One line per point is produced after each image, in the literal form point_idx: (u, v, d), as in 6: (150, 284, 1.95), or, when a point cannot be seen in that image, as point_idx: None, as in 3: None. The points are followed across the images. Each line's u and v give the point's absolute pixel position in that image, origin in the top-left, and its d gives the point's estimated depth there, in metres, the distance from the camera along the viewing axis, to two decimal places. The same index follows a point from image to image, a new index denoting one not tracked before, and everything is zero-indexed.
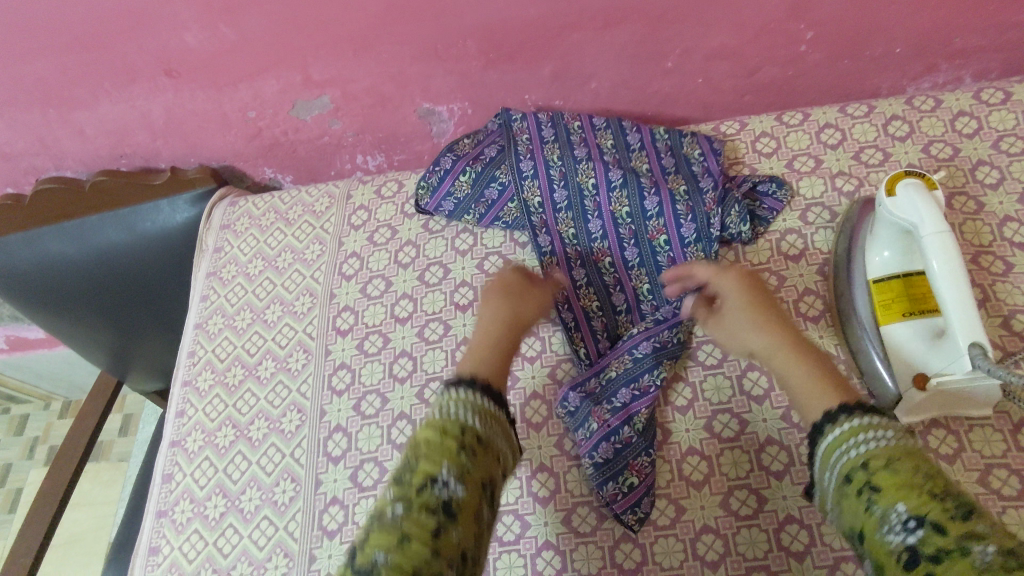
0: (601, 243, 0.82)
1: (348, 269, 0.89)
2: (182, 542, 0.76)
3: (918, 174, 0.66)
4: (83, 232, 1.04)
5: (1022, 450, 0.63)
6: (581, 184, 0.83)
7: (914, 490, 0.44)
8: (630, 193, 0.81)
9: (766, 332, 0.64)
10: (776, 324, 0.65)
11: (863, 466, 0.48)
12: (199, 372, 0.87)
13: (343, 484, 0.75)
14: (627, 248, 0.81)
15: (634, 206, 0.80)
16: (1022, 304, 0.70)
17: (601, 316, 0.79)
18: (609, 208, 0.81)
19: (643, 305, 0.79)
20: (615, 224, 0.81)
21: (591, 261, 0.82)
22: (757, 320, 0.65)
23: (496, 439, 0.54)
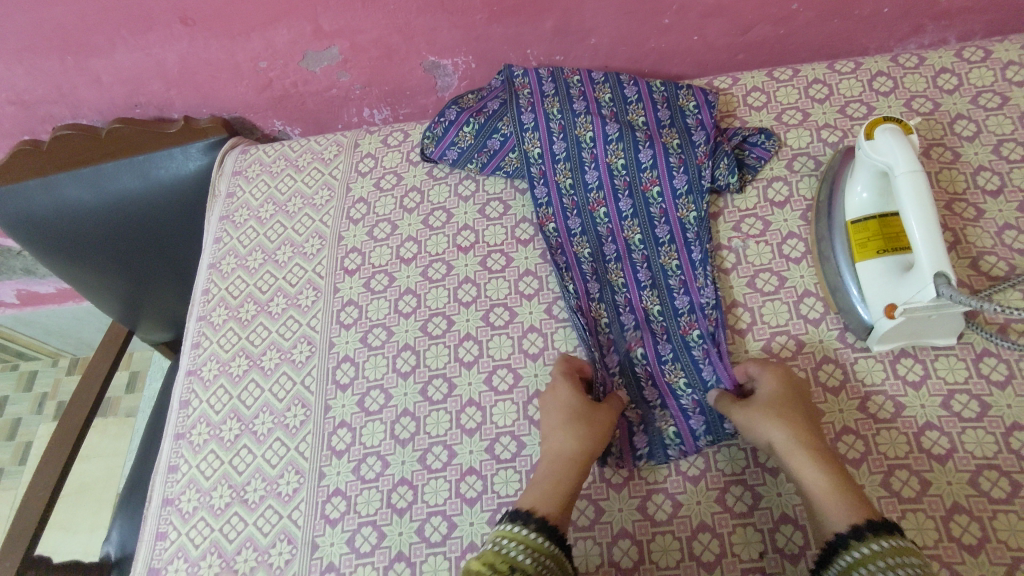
0: (597, 193, 0.85)
1: (356, 214, 0.94)
2: (199, 460, 0.81)
3: (895, 119, 0.70)
4: (99, 179, 1.07)
5: (982, 377, 0.68)
6: (579, 137, 0.86)
7: None
8: (626, 147, 0.84)
9: (796, 430, 0.64)
10: (803, 420, 0.66)
11: None
12: (213, 308, 0.92)
13: (351, 409, 0.80)
14: (621, 198, 0.84)
15: (629, 158, 0.84)
16: (990, 247, 0.74)
17: (592, 262, 0.82)
18: (605, 160, 0.85)
19: (635, 255, 0.82)
20: (610, 175, 0.84)
21: (586, 210, 0.85)
22: (782, 413, 0.66)
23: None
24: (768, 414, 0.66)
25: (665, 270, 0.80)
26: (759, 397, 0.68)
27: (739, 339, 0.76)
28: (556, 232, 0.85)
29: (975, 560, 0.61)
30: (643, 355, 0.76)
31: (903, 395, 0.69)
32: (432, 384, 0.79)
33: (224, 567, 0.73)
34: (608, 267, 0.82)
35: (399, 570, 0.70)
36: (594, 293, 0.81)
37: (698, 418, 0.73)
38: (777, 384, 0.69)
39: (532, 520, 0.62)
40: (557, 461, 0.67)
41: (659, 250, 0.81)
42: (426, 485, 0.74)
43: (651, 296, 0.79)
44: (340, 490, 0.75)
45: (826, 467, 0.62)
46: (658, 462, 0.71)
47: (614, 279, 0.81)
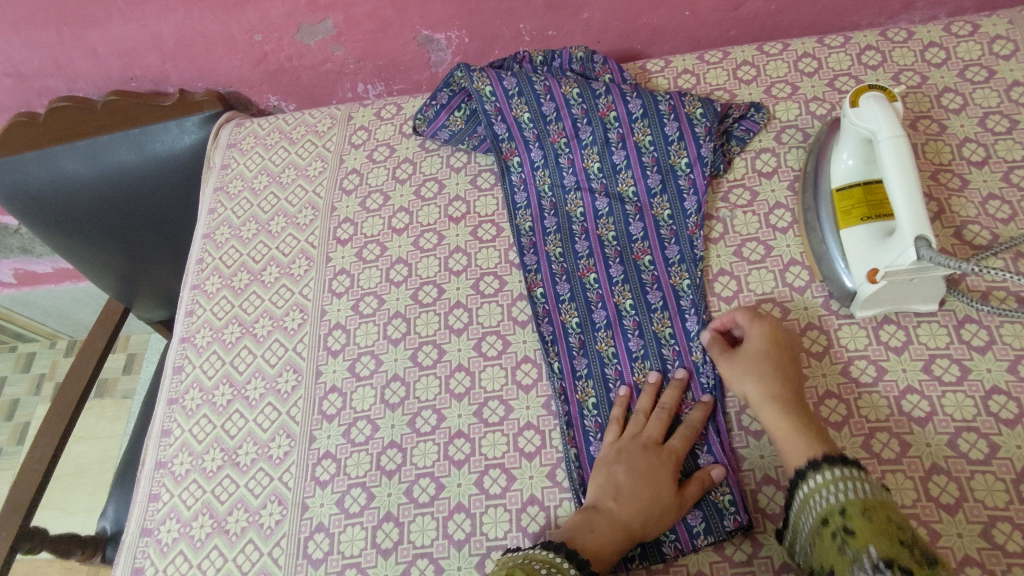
0: (574, 194, 0.85)
1: (349, 185, 0.95)
2: (192, 425, 0.82)
3: (881, 88, 0.71)
4: (96, 152, 1.08)
5: (963, 342, 0.69)
6: (570, 213, 0.85)
7: (886, 536, 0.50)
8: (616, 219, 0.83)
9: (769, 383, 0.67)
10: (781, 373, 0.68)
11: (840, 512, 0.54)
12: (207, 277, 0.93)
13: (341, 374, 0.81)
14: (613, 265, 0.80)
15: (620, 230, 0.82)
16: (974, 216, 0.75)
17: (581, 331, 0.77)
18: (596, 232, 0.83)
19: (626, 322, 0.77)
20: (601, 245, 0.82)
21: (576, 277, 0.81)
22: (759, 369, 0.68)
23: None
24: (745, 370, 0.69)
25: (638, 266, 0.80)
26: (745, 350, 0.71)
27: (725, 306, 0.77)
28: (544, 299, 0.80)
29: (952, 518, 0.62)
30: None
31: (885, 360, 0.70)
32: (422, 350, 0.80)
33: (216, 528, 0.74)
34: (597, 336, 0.77)
35: (387, 530, 0.71)
36: (581, 370, 0.76)
37: (694, 511, 0.67)
38: (764, 339, 0.70)
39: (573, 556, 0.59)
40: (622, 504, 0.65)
41: (651, 317, 0.77)
42: (415, 447, 0.75)
43: (642, 370, 0.75)
44: (330, 453, 0.76)
45: (788, 411, 0.65)
46: (652, 561, 0.66)
47: (604, 347, 0.76)
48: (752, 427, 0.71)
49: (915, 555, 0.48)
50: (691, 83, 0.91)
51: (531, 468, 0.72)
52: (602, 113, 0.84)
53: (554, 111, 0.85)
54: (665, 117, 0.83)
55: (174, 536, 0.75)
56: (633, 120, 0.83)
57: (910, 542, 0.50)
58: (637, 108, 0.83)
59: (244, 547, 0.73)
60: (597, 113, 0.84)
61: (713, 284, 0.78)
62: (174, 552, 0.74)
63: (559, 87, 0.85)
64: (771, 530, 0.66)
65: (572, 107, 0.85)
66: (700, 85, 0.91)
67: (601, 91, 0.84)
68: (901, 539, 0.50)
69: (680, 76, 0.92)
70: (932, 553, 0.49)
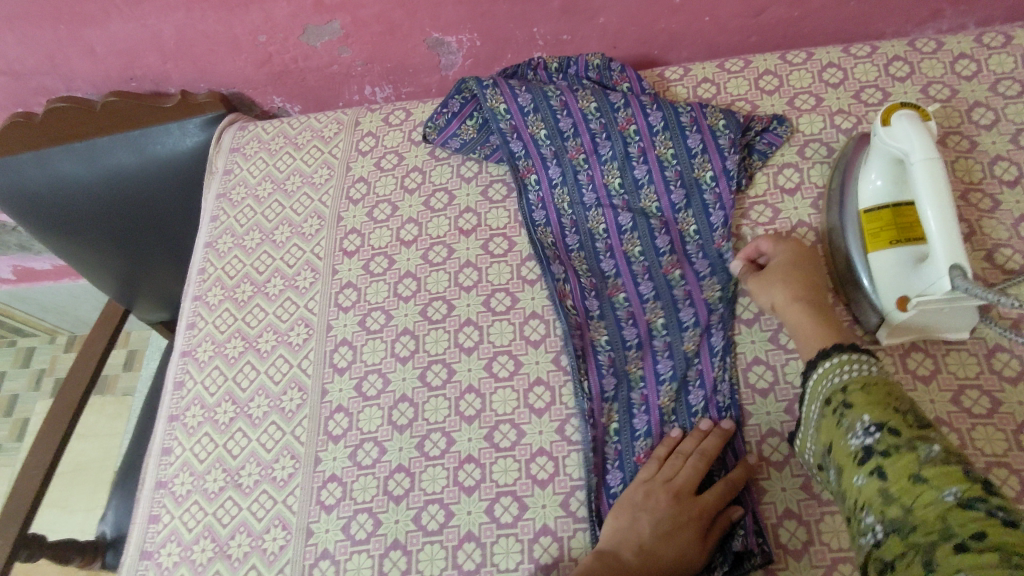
0: (595, 210, 0.82)
1: (356, 193, 0.92)
2: (193, 443, 0.79)
3: (913, 106, 0.68)
4: (95, 154, 1.05)
5: (994, 372, 0.67)
6: (592, 231, 0.82)
7: (881, 405, 0.54)
8: (641, 235, 0.80)
9: (797, 291, 0.70)
10: (807, 282, 0.70)
11: (843, 390, 0.57)
12: (209, 288, 0.90)
13: (348, 393, 0.78)
14: (641, 283, 0.78)
15: (646, 245, 0.79)
16: (1006, 239, 0.73)
17: (609, 351, 0.75)
18: (621, 249, 0.80)
19: (655, 342, 0.75)
20: (628, 262, 0.80)
21: (604, 295, 0.79)
22: (784, 275, 0.71)
23: None
24: (768, 278, 0.72)
25: (668, 282, 0.77)
26: (768, 266, 0.74)
27: (746, 328, 0.74)
28: (574, 312, 0.77)
29: None
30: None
31: (913, 390, 0.68)
32: (431, 369, 0.78)
33: (218, 552, 0.72)
34: (627, 356, 0.75)
35: (395, 558, 0.69)
36: (609, 393, 0.73)
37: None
38: (789, 256, 0.73)
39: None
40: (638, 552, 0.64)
41: (681, 336, 0.74)
42: (423, 472, 0.72)
43: (669, 393, 0.72)
44: (336, 476, 0.74)
45: (812, 313, 0.68)
46: None
47: (631, 369, 0.74)
48: (773, 457, 0.68)
49: (907, 417, 0.52)
50: (711, 93, 0.88)
51: (544, 497, 0.69)
52: (621, 128, 0.81)
53: (571, 127, 0.83)
54: (688, 129, 0.80)
55: (174, 559, 0.73)
56: (654, 133, 0.81)
57: (904, 407, 0.53)
58: (658, 120, 0.81)
59: (247, 573, 0.71)
60: (616, 127, 0.82)
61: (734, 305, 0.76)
62: None
63: (576, 101, 0.83)
64: (793, 567, 0.63)
65: (590, 122, 0.82)
66: (720, 95, 0.88)
67: (619, 104, 0.82)
68: (894, 406, 0.53)
69: (700, 85, 0.89)
70: (925, 416, 0.52)
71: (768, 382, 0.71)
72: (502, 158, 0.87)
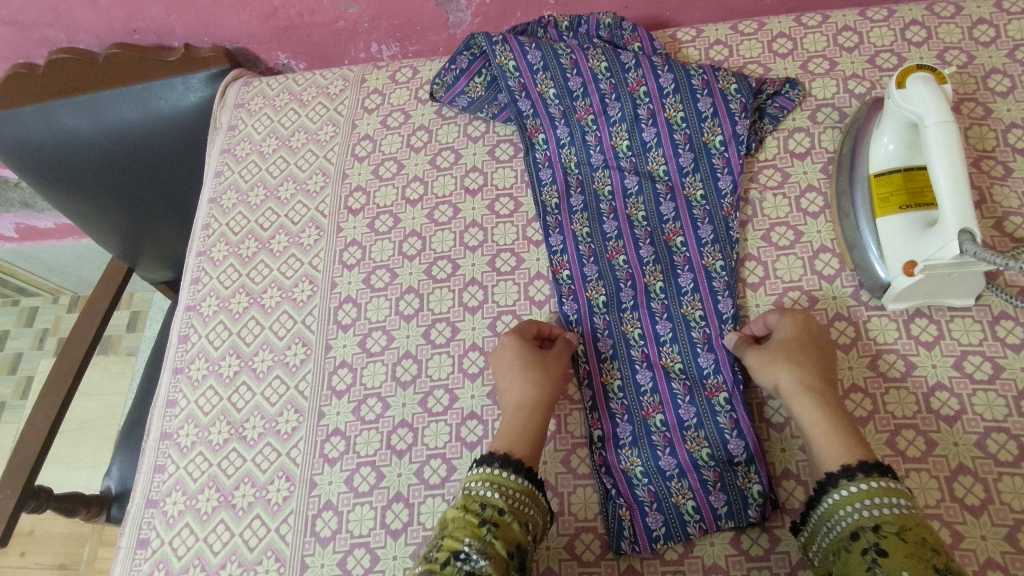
0: (601, 172, 0.82)
1: (361, 151, 0.91)
2: (198, 396, 0.80)
3: (930, 68, 0.66)
4: (97, 107, 1.03)
5: (998, 339, 0.67)
6: (597, 191, 0.81)
7: (920, 560, 0.51)
8: (646, 199, 0.79)
9: (806, 379, 0.63)
10: (816, 366, 0.64)
11: (874, 528, 0.54)
12: (214, 244, 0.90)
13: (352, 349, 0.79)
14: (642, 247, 0.77)
15: (650, 210, 0.78)
16: (1016, 207, 0.72)
17: (606, 312, 0.74)
18: (625, 212, 0.79)
19: (655, 303, 0.74)
20: (630, 225, 0.78)
21: (604, 258, 0.77)
22: (796, 357, 0.64)
23: (515, 507, 0.60)
24: (779, 358, 0.65)
25: (669, 248, 0.76)
26: (773, 340, 0.67)
27: (751, 292, 0.74)
28: (570, 280, 0.76)
29: (977, 520, 0.61)
30: (663, 422, 0.69)
31: (915, 355, 0.68)
32: (435, 328, 0.78)
33: (222, 501, 0.73)
34: (623, 317, 0.74)
35: (397, 510, 0.70)
36: (605, 350, 0.72)
37: (718, 494, 0.65)
38: (796, 328, 0.67)
39: (508, 463, 0.63)
40: (511, 410, 0.67)
41: (681, 300, 0.73)
42: (427, 428, 0.73)
43: (670, 354, 0.72)
44: (340, 430, 0.74)
45: (829, 407, 0.62)
46: (677, 540, 0.64)
47: (629, 329, 0.73)
48: (773, 419, 0.69)
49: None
50: (723, 55, 0.87)
51: (545, 453, 0.70)
52: (631, 88, 0.80)
53: (580, 86, 0.82)
54: (699, 92, 0.79)
55: (180, 508, 0.74)
56: (664, 94, 0.80)
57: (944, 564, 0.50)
58: (668, 83, 0.79)
59: (251, 522, 0.72)
60: (626, 88, 0.81)
61: (740, 269, 0.75)
62: (180, 524, 0.73)
63: (586, 60, 0.81)
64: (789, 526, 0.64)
65: (600, 82, 0.81)
66: (733, 58, 0.87)
67: (630, 64, 0.81)
68: (934, 562, 0.50)
69: (712, 47, 0.88)
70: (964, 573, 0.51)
71: None
72: (510, 117, 0.87)
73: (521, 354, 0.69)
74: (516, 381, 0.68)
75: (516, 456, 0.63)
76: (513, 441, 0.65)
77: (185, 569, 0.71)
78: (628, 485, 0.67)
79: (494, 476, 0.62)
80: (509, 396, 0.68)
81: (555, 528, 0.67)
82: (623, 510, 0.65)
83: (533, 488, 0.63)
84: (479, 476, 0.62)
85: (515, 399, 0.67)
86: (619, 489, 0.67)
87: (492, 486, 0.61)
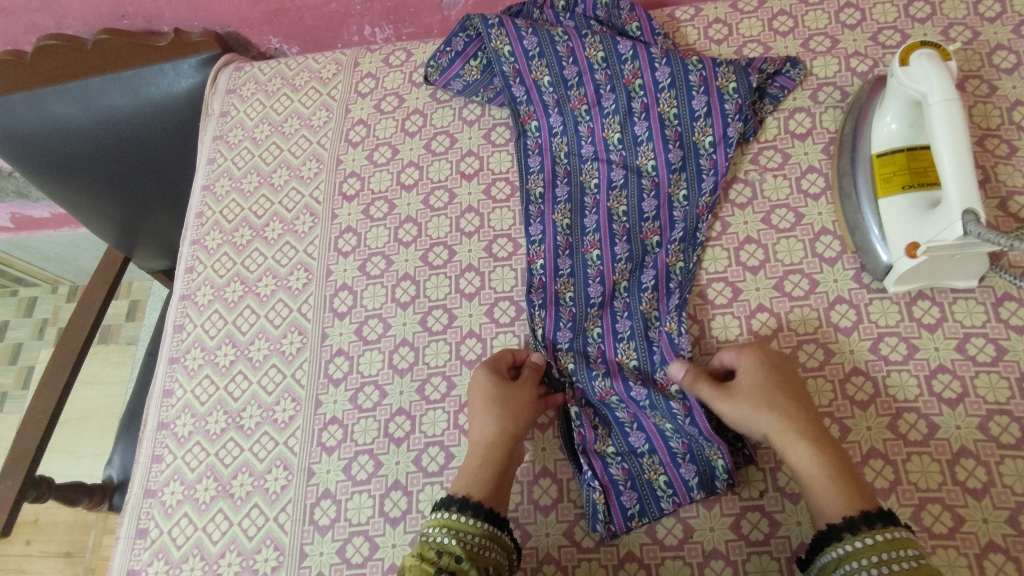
0: (591, 164, 0.80)
1: (355, 136, 0.90)
2: (194, 385, 0.79)
3: (935, 44, 0.65)
4: (86, 94, 1.02)
5: (1002, 321, 0.66)
6: (583, 183, 0.80)
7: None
8: (629, 193, 0.78)
9: (767, 409, 0.62)
10: (779, 398, 0.62)
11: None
12: (207, 232, 0.89)
13: (348, 337, 0.78)
14: (618, 243, 0.76)
15: (632, 205, 0.77)
16: (1021, 186, 0.71)
17: (572, 307, 0.74)
18: (606, 205, 0.78)
19: (617, 303, 0.74)
20: (609, 219, 0.77)
21: (578, 252, 0.76)
22: (772, 405, 0.62)
23: (478, 555, 0.58)
24: (767, 406, 0.62)
25: (644, 246, 0.75)
26: (739, 386, 0.64)
27: (751, 276, 0.73)
28: (542, 270, 0.75)
29: (978, 503, 0.60)
30: (620, 400, 0.69)
31: (917, 338, 0.67)
32: (432, 315, 0.77)
33: (220, 491, 0.73)
34: (588, 313, 0.73)
35: (395, 498, 0.69)
36: (562, 342, 0.72)
37: (689, 466, 0.65)
38: (757, 372, 0.64)
39: (468, 506, 0.61)
40: (479, 447, 0.65)
41: (641, 297, 0.73)
42: (424, 415, 0.72)
43: (626, 351, 0.71)
44: (337, 419, 0.74)
45: (804, 445, 0.60)
46: (653, 518, 0.64)
47: (590, 326, 0.73)
48: None
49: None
50: (722, 34, 0.85)
51: (545, 440, 0.70)
52: (626, 80, 0.79)
53: (575, 75, 0.80)
54: (694, 88, 0.77)
55: (178, 498, 0.74)
56: (659, 89, 0.78)
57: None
58: (665, 76, 0.78)
59: (250, 511, 0.71)
60: (621, 80, 0.79)
61: (740, 252, 0.74)
62: (179, 514, 0.73)
63: (583, 49, 0.80)
64: (790, 510, 0.63)
65: (595, 72, 0.80)
66: (732, 37, 0.85)
67: (627, 55, 0.79)
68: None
69: (711, 26, 0.86)
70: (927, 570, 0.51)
71: (771, 329, 0.70)
72: (505, 102, 0.85)
73: (502, 388, 0.67)
74: (502, 417, 0.66)
75: (477, 497, 0.62)
76: (474, 483, 0.63)
77: (184, 558, 0.71)
78: (603, 466, 0.66)
79: (451, 521, 0.60)
80: (476, 431, 0.66)
81: (554, 515, 0.67)
82: (598, 493, 0.64)
83: (494, 531, 0.61)
84: (436, 521, 0.61)
85: (493, 435, 0.65)
86: (594, 470, 0.66)
87: (448, 531, 0.60)
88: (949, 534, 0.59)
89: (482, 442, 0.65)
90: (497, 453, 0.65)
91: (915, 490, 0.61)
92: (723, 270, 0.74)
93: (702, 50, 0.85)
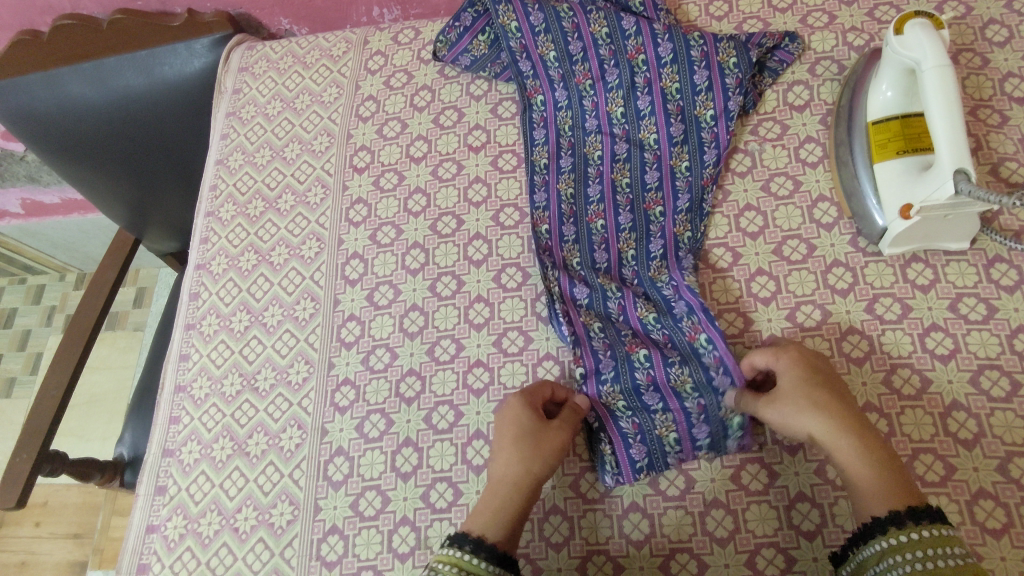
0: (595, 136, 0.82)
1: (365, 112, 0.92)
2: (210, 349, 0.82)
3: (928, 14, 0.67)
4: (102, 74, 1.04)
5: (993, 282, 0.68)
6: (587, 155, 0.82)
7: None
8: (632, 166, 0.80)
9: (815, 409, 0.60)
10: (828, 398, 0.61)
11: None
12: (221, 205, 0.91)
13: (360, 303, 0.80)
14: (621, 213, 0.78)
15: (635, 177, 0.80)
16: (1012, 153, 0.73)
17: (581, 273, 0.76)
18: (610, 176, 0.80)
19: (625, 270, 0.76)
20: (613, 190, 0.80)
21: (583, 220, 0.79)
22: (819, 401, 0.60)
23: None
24: (813, 406, 0.60)
25: (647, 217, 0.78)
26: (779, 386, 0.63)
27: (750, 241, 0.75)
28: (548, 236, 0.78)
29: (969, 453, 0.63)
30: (646, 356, 0.70)
31: (911, 298, 0.69)
32: (441, 281, 0.80)
33: (237, 450, 0.75)
34: (598, 275, 0.76)
35: (406, 454, 0.72)
36: (582, 300, 0.74)
37: (699, 425, 0.67)
38: (794, 373, 0.63)
39: (481, 548, 0.59)
40: (502, 484, 0.63)
41: (649, 265, 0.76)
42: (434, 375, 0.75)
43: (645, 305, 0.73)
44: (349, 380, 0.76)
45: (856, 445, 0.58)
46: (659, 470, 0.67)
47: (605, 283, 0.75)
48: None
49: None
50: (723, 11, 0.88)
51: None
52: (630, 56, 0.81)
53: (580, 51, 0.83)
54: (696, 64, 0.79)
55: (195, 456, 0.76)
56: (661, 64, 0.80)
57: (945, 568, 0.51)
58: (667, 52, 0.80)
59: (265, 469, 0.74)
60: (625, 55, 0.81)
61: (740, 219, 0.77)
62: (196, 472, 0.75)
63: (587, 25, 0.82)
64: (789, 462, 0.66)
65: (599, 48, 0.82)
66: (733, 13, 0.87)
67: (630, 31, 0.81)
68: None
69: (712, 3, 0.88)
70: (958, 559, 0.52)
71: (770, 292, 0.73)
72: (511, 77, 0.88)
73: (534, 425, 0.64)
74: (529, 457, 0.63)
75: (492, 541, 0.60)
76: (492, 524, 0.61)
77: (202, 513, 0.73)
78: (614, 419, 0.68)
79: (462, 561, 0.58)
80: (499, 466, 0.64)
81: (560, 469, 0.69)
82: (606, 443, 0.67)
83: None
84: (447, 559, 0.58)
85: (518, 476, 0.63)
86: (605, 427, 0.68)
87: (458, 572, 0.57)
88: (941, 482, 0.62)
89: (505, 480, 0.63)
90: (520, 493, 0.62)
91: (909, 441, 0.64)
92: (724, 236, 0.77)
93: (703, 26, 0.87)
